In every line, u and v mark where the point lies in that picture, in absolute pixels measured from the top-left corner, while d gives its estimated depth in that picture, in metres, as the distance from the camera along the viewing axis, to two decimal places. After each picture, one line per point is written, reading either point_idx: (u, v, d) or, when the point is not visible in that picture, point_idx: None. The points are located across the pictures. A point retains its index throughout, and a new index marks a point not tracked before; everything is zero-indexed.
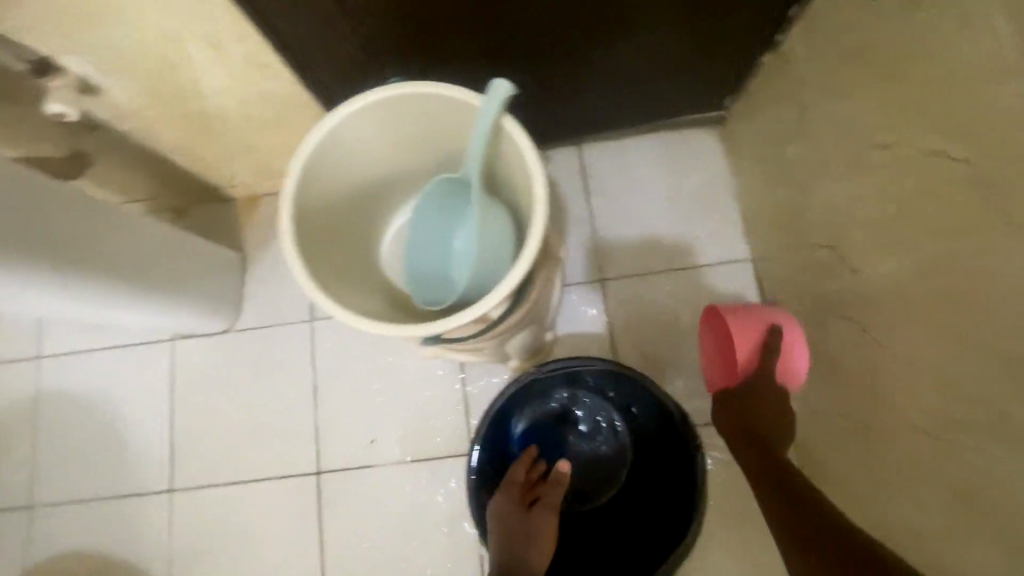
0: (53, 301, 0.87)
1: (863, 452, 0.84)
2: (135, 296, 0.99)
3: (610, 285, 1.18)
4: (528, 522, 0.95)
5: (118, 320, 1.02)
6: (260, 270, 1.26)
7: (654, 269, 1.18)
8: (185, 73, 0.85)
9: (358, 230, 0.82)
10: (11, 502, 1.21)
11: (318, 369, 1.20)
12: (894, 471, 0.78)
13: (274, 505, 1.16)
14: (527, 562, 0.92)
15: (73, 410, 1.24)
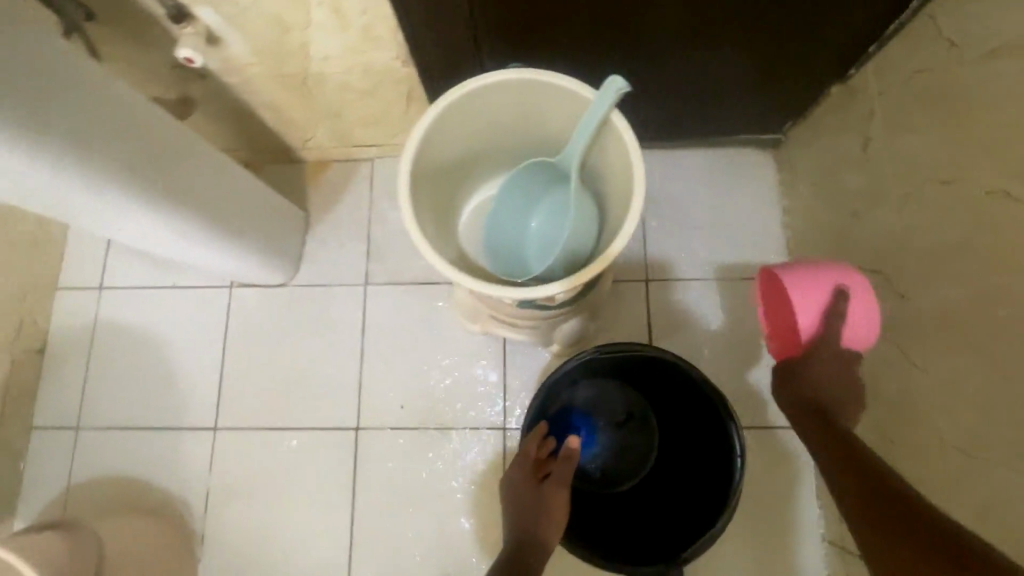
0: (147, 229, 0.95)
1: (891, 466, 0.90)
2: (215, 237, 1.06)
3: (654, 285, 1.24)
4: (539, 496, 0.97)
5: (195, 258, 1.08)
6: (321, 231, 1.32)
7: (697, 276, 1.24)
8: (300, 36, 0.91)
9: (447, 202, 0.87)
10: (56, 422, 1.26)
11: (368, 331, 1.26)
12: (923, 485, 0.83)
13: (312, 453, 1.22)
14: (545, 534, 0.93)
15: (127, 342, 1.30)
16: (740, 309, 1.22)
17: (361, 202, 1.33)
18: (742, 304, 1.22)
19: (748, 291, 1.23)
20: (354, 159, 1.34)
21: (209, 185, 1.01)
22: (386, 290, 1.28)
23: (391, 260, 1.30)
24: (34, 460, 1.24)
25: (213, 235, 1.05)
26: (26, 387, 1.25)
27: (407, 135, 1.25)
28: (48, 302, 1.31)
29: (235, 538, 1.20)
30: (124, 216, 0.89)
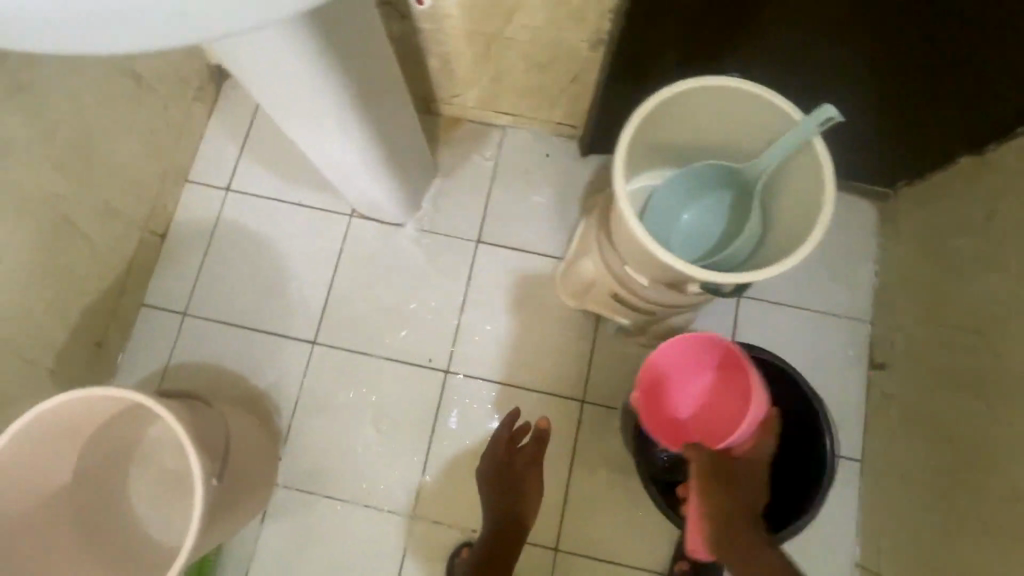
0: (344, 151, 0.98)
1: (959, 507, 1.00)
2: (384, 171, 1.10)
3: (745, 301, 1.32)
4: (512, 474, 1.16)
5: (355, 184, 1.13)
6: (444, 183, 1.40)
7: (786, 301, 1.33)
8: (513, 2, 0.98)
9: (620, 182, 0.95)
10: (166, 304, 1.33)
11: (472, 284, 1.35)
12: (990, 527, 0.94)
13: (401, 384, 1.31)
14: (520, 507, 1.14)
15: (244, 245, 1.37)
16: (819, 340, 1.31)
17: (488, 165, 1.40)
18: (823, 335, 1.31)
19: (831, 325, 1.32)
20: (489, 123, 1.41)
21: (402, 128, 1.06)
22: (497, 251, 1.36)
23: (505, 225, 1.38)
24: (139, 335, 1.31)
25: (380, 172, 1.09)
26: (146, 266, 1.32)
27: (550, 112, 1.33)
28: (176, 191, 1.37)
29: (315, 445, 1.28)
30: (330, 136, 0.93)
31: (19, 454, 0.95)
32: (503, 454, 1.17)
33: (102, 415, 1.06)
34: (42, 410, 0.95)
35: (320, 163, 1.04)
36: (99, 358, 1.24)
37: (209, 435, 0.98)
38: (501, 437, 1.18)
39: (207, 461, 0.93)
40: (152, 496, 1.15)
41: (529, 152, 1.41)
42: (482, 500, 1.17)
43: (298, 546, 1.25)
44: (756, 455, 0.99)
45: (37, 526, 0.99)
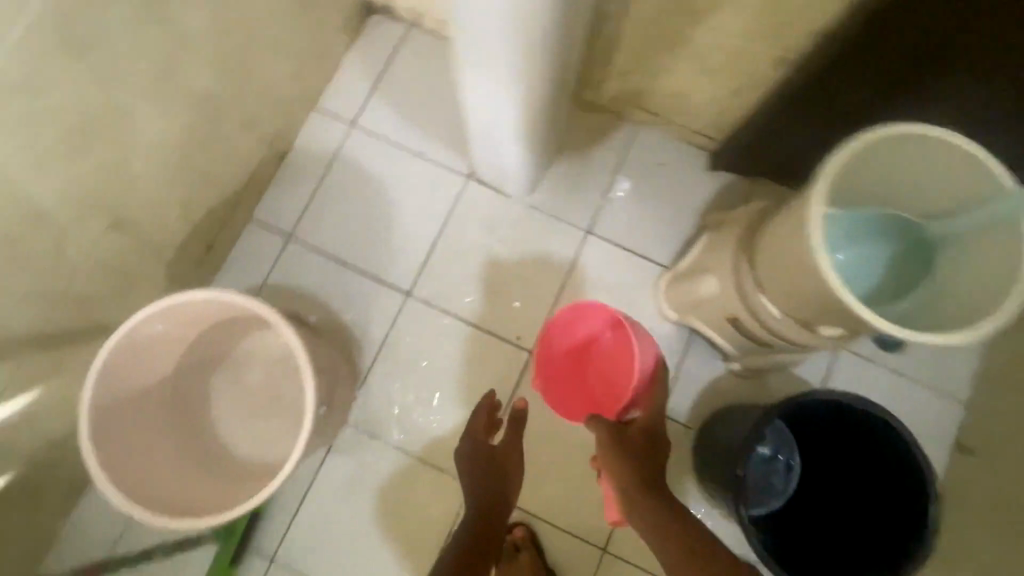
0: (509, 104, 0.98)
1: None
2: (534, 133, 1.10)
3: (844, 353, 1.30)
4: (494, 455, 1.16)
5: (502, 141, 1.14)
6: (566, 167, 1.38)
7: (885, 362, 1.30)
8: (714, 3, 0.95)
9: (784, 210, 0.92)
10: (273, 224, 1.34)
11: (574, 273, 1.34)
12: None
13: (485, 355, 1.31)
14: (506, 490, 1.13)
15: (359, 183, 1.37)
16: (910, 409, 1.28)
17: (613, 158, 1.38)
18: (914, 405, 1.29)
19: (924, 397, 1.29)
20: (624, 116, 1.39)
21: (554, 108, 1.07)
22: (604, 246, 1.35)
23: (618, 222, 1.36)
24: (242, 248, 1.33)
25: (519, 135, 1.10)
26: (261, 183, 1.33)
27: (694, 118, 1.29)
28: (304, 116, 1.37)
29: (390, 394, 1.29)
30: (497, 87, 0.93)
31: (139, 336, 0.99)
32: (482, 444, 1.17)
33: (212, 319, 1.09)
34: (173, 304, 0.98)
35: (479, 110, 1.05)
36: (203, 262, 1.25)
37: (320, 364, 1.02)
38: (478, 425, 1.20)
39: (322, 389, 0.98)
40: (232, 407, 1.16)
41: (657, 155, 1.38)
42: (465, 485, 1.14)
43: (356, 487, 1.26)
44: (653, 423, 1.09)
45: (136, 408, 1.04)
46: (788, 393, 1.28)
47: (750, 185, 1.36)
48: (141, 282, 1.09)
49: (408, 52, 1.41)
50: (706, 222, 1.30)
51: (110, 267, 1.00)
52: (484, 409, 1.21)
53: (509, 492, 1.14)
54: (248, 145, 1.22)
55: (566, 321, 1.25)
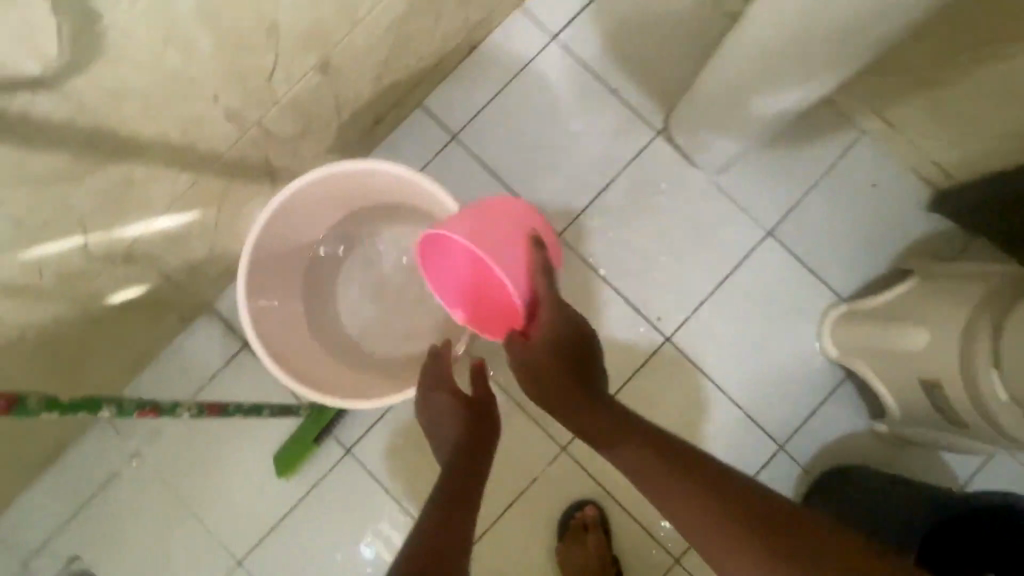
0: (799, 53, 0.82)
1: None
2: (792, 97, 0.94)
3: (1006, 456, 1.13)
4: (470, 402, 0.83)
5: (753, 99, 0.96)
6: (769, 154, 1.22)
7: None
8: None
9: None
10: (442, 117, 1.24)
11: (739, 271, 1.21)
12: None
13: (617, 324, 1.21)
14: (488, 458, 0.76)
15: (541, 101, 1.25)
16: None
17: (823, 162, 1.22)
18: None
19: None
20: (852, 119, 1.21)
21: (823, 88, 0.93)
22: (781, 254, 1.21)
23: (804, 233, 1.21)
24: (403, 133, 1.24)
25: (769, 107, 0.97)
26: (444, 69, 1.22)
27: (945, 144, 1.12)
28: (508, 11, 1.24)
29: None
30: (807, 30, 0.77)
31: (310, 192, 0.91)
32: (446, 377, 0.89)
33: (375, 198, 1.01)
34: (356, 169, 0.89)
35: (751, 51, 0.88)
36: (367, 135, 1.17)
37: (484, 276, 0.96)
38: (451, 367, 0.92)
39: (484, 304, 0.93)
40: (358, 291, 1.10)
41: (874, 174, 1.21)
42: (441, 442, 0.81)
43: None
44: (555, 321, 0.79)
45: (281, 265, 0.97)
46: (927, 478, 1.14)
47: (966, 239, 1.19)
48: (316, 135, 1.02)
49: None
50: (909, 265, 1.14)
51: (303, 108, 0.92)
52: (474, 377, 0.86)
53: (483, 440, 0.78)
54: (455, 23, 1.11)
55: (423, 269, 0.96)
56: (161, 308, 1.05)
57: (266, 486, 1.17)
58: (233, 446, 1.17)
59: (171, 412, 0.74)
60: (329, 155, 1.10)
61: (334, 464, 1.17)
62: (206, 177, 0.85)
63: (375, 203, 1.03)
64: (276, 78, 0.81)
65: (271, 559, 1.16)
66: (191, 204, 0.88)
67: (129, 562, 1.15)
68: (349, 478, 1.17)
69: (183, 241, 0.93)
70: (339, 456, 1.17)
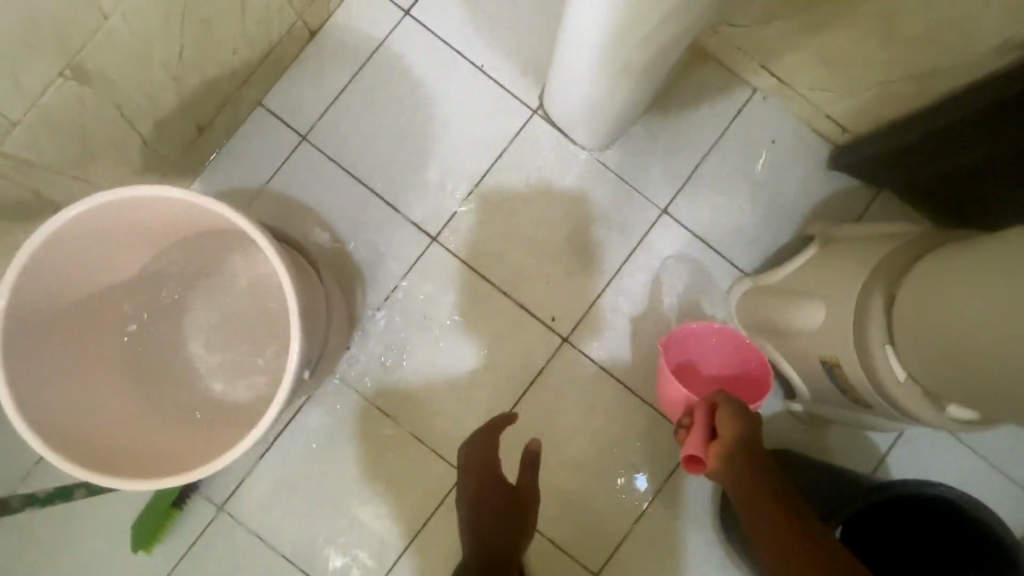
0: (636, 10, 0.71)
1: None
2: (650, 60, 0.83)
3: (919, 433, 1.08)
4: (488, 443, 0.97)
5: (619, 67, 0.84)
6: (656, 122, 1.11)
7: (978, 461, 1.07)
8: None
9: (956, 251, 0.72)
10: (287, 118, 1.08)
11: (636, 256, 1.10)
12: None
13: (510, 330, 1.09)
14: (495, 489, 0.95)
15: (401, 89, 1.10)
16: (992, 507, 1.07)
17: (714, 127, 1.11)
18: (996, 503, 1.07)
19: (1011, 504, 1.07)
20: (743, 75, 1.11)
21: (676, 50, 0.82)
22: (679, 232, 1.11)
23: (702, 207, 1.11)
24: (242, 141, 1.07)
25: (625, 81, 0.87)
26: (279, 62, 1.05)
27: (837, 103, 1.02)
28: None
29: (388, 355, 1.07)
30: None
31: (81, 227, 0.72)
32: (485, 448, 0.97)
33: (206, 225, 0.84)
34: (162, 191, 0.72)
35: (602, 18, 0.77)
36: (193, 145, 1.00)
37: (313, 321, 0.77)
38: (485, 431, 0.98)
39: (306, 350, 0.76)
40: (188, 336, 0.90)
41: (771, 135, 1.11)
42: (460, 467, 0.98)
43: (327, 453, 1.06)
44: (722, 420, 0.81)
45: (67, 316, 0.77)
46: (841, 457, 1.08)
47: (872, 193, 1.11)
48: (106, 158, 0.85)
49: None
50: (814, 230, 1.06)
51: (69, 125, 0.75)
52: (501, 424, 0.97)
53: (494, 464, 0.96)
54: (271, 6, 0.94)
55: (693, 357, 1.03)
56: None
57: (129, 561, 1.02)
58: (83, 521, 1.02)
59: None
60: (143, 175, 0.94)
61: (206, 525, 1.04)
62: None
63: (212, 228, 0.86)
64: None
65: None
66: None
67: None
68: (227, 540, 1.04)
69: None
70: (210, 515, 1.04)
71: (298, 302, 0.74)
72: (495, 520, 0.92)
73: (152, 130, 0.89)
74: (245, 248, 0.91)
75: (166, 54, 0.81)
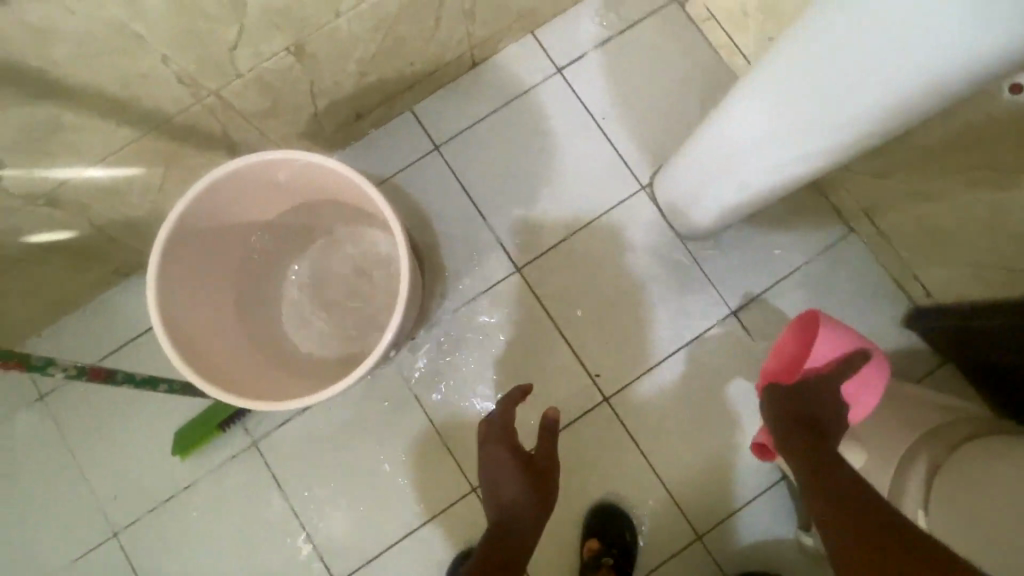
0: (781, 132, 0.79)
1: None
2: (768, 179, 0.90)
3: None
4: (503, 418, 0.91)
5: (741, 173, 0.92)
6: (751, 231, 1.18)
7: None
8: None
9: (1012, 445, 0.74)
10: (428, 127, 1.21)
11: (695, 345, 1.16)
12: None
13: (558, 372, 1.15)
14: (505, 470, 0.86)
15: (533, 132, 1.21)
16: None
17: (803, 252, 1.17)
18: None
19: None
20: (843, 215, 1.17)
21: (800, 180, 0.89)
22: (743, 337, 1.16)
23: (771, 320, 1.16)
24: (384, 135, 1.20)
25: (740, 187, 0.95)
26: (439, 80, 1.19)
27: (929, 268, 1.07)
28: (516, 36, 1.22)
29: (443, 358, 1.15)
30: (797, 110, 0.74)
31: (254, 173, 0.85)
32: (503, 426, 0.90)
33: (344, 200, 0.96)
34: (320, 159, 0.82)
35: (742, 131, 0.85)
36: (347, 127, 1.14)
37: (410, 311, 0.87)
38: (504, 410, 0.92)
39: (397, 334, 0.85)
40: (289, 285, 1.01)
41: (854, 276, 1.16)
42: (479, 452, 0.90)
43: (360, 426, 1.14)
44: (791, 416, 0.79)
45: (211, 238, 0.89)
46: None
47: (937, 362, 1.13)
48: (283, 119, 0.98)
49: (653, 26, 1.24)
50: None
51: (269, 86, 0.88)
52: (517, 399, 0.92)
53: (512, 443, 0.88)
54: (455, 36, 1.08)
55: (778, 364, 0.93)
56: (92, 258, 1.01)
57: (164, 460, 1.12)
58: (139, 411, 1.13)
59: (41, 371, 0.71)
60: (301, 139, 1.07)
61: (237, 452, 1.12)
62: (149, 137, 0.82)
63: (346, 203, 0.98)
64: (239, 53, 0.78)
65: (151, 539, 1.12)
66: (133, 160, 0.85)
67: (10, 507, 1.12)
68: (249, 473, 1.12)
69: (121, 195, 0.91)
70: (243, 445, 1.13)
71: (407, 292, 0.83)
72: (517, 498, 0.83)
73: (324, 107, 1.03)
74: (365, 228, 1.01)
75: (363, 53, 0.95)
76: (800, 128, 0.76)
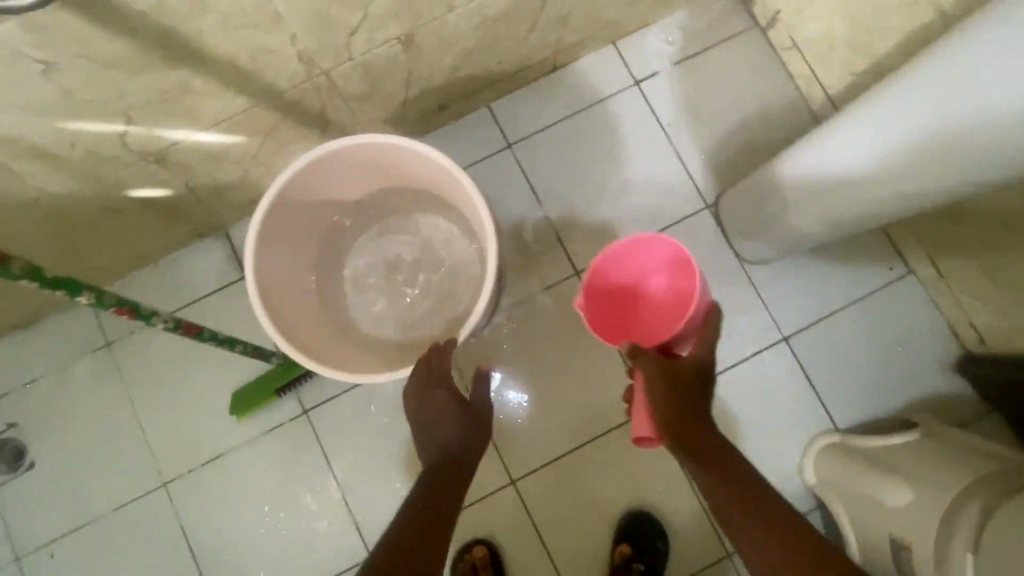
0: (866, 175, 0.81)
1: None
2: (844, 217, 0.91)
3: None
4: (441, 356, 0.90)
5: (817, 209, 0.93)
6: (810, 260, 1.19)
7: None
8: None
9: None
10: (503, 125, 1.24)
11: (743, 366, 1.18)
12: None
13: (606, 378, 1.18)
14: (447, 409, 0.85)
15: (605, 140, 1.24)
16: None
17: (859, 287, 1.18)
18: None
19: None
20: (903, 254, 1.18)
21: (877, 220, 0.91)
22: (790, 363, 1.17)
23: (820, 350, 1.17)
24: (460, 128, 1.23)
25: (814, 222, 0.96)
26: (519, 80, 1.21)
27: (989, 317, 1.07)
28: (599, 45, 1.24)
29: (495, 350, 1.18)
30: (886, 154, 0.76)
31: (354, 154, 0.87)
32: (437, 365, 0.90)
33: (428, 189, 0.99)
34: (423, 149, 0.84)
35: (827, 168, 0.86)
36: (428, 117, 1.17)
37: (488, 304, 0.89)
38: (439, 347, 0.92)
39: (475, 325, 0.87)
40: (361, 265, 1.04)
41: (908, 315, 1.17)
42: (413, 389, 0.88)
43: None
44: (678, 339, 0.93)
45: (303, 212, 0.92)
46: None
47: (984, 410, 1.13)
48: (375, 104, 1.01)
49: (733, 49, 1.26)
50: (918, 419, 1.09)
51: (374, 70, 0.91)
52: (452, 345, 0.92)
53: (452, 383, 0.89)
54: (544, 40, 1.10)
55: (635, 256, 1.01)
56: (175, 216, 1.05)
57: (220, 419, 1.16)
58: (201, 367, 1.18)
59: (148, 320, 0.73)
60: (386, 125, 1.10)
61: (288, 419, 1.16)
62: (259, 108, 0.85)
63: (427, 192, 1.01)
64: (355, 37, 0.81)
65: (198, 493, 1.16)
66: (237, 129, 0.88)
67: (66, 446, 1.17)
68: (297, 440, 1.16)
69: (218, 161, 0.94)
70: (294, 413, 1.16)
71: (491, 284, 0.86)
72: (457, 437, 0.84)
73: (414, 95, 1.05)
74: (439, 219, 1.03)
75: (461, 47, 0.98)
76: (889, 175, 0.77)
